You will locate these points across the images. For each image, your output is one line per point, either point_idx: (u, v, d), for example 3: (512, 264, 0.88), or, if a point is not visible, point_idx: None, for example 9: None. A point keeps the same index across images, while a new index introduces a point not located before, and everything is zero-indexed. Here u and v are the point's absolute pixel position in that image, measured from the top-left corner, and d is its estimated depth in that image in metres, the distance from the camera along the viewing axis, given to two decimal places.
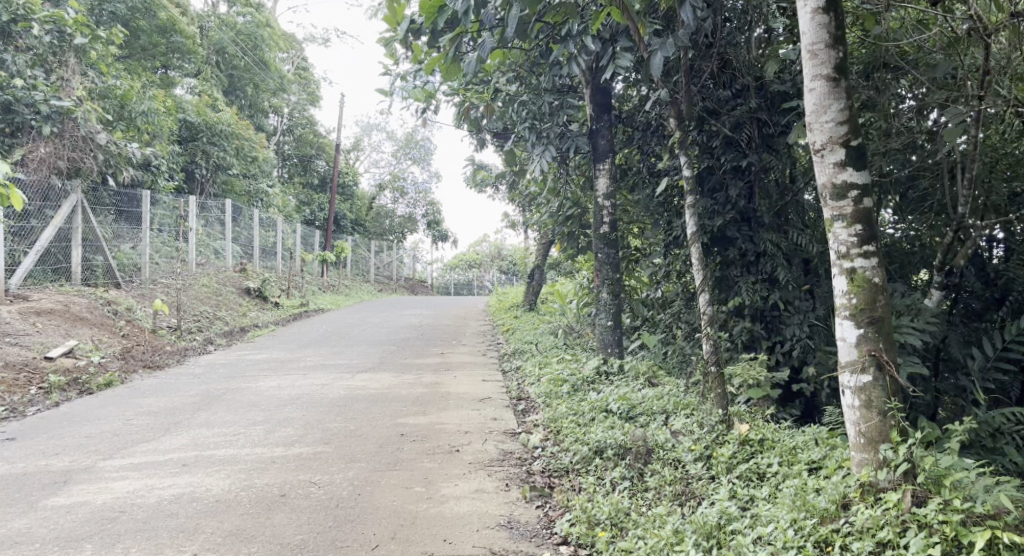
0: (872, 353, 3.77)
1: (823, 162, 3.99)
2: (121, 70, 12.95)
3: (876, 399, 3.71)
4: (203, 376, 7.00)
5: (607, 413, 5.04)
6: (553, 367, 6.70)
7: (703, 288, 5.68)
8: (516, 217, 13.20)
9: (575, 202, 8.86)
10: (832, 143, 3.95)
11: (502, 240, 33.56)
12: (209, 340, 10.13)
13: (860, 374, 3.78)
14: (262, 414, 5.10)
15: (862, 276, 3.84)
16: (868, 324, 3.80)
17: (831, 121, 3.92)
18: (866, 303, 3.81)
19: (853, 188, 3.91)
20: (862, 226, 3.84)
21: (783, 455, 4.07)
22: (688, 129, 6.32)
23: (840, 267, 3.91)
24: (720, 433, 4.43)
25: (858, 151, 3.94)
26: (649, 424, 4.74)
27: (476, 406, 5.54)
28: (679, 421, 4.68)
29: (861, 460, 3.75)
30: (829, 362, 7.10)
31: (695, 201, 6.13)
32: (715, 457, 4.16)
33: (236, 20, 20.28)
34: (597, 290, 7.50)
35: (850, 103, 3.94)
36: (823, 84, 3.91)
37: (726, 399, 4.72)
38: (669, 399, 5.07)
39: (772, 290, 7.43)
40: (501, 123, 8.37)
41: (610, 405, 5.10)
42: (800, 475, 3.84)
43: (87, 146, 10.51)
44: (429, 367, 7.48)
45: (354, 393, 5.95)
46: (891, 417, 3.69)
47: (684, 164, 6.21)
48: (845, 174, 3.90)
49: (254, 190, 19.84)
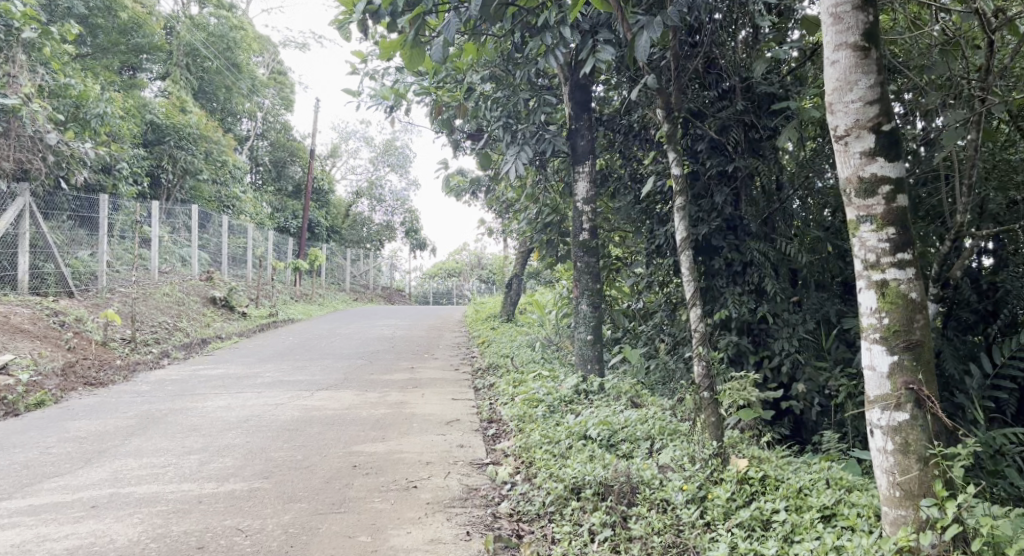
0: (909, 386, 3.35)
1: (848, 151, 3.59)
2: (78, 69, 12.37)
3: (915, 441, 3.31)
4: (148, 394, 6.44)
5: (585, 441, 4.57)
6: (528, 385, 6.23)
7: (692, 301, 5.26)
8: (494, 225, 12.73)
9: (554, 209, 8.42)
10: (860, 127, 3.53)
11: (483, 249, 33.11)
12: (165, 353, 9.55)
13: (895, 412, 3.35)
14: (199, 440, 4.57)
15: (896, 291, 3.43)
16: (904, 351, 3.37)
17: (858, 100, 3.51)
18: (902, 323, 3.40)
19: (886, 182, 3.49)
20: (896, 229, 3.43)
21: (790, 500, 3.64)
22: (675, 122, 5.75)
23: (869, 279, 3.50)
24: (713, 469, 3.99)
25: (890, 136, 3.51)
26: (633, 454, 4.30)
27: (442, 431, 5.04)
28: (665, 453, 4.23)
29: (896, 517, 3.33)
30: (820, 378, 6.70)
31: (684, 203, 5.59)
32: (711, 500, 3.72)
33: (207, 21, 19.71)
34: (576, 301, 6.90)
35: (882, 78, 3.52)
36: (850, 54, 3.49)
37: (720, 429, 4.29)
38: (654, 424, 4.64)
39: (760, 302, 7.11)
40: (474, 124, 7.91)
41: (590, 430, 4.63)
42: (814, 527, 3.42)
43: (35, 148, 10.04)
44: (396, 384, 6.98)
45: (309, 415, 5.42)
46: (933, 466, 3.29)
47: (674, 161, 5.70)
48: (874, 167, 3.52)
49: (223, 196, 19.20)
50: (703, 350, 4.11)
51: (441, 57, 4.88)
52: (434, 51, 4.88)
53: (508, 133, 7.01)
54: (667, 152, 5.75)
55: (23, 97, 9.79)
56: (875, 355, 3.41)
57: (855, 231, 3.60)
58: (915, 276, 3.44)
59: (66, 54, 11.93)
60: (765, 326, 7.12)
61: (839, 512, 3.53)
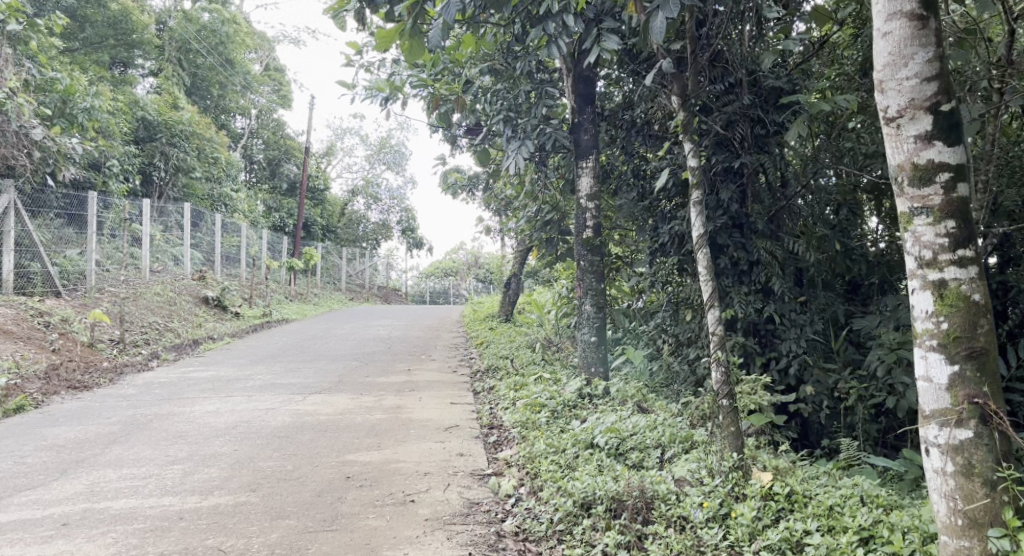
0: (972, 399, 3.14)
1: (900, 135, 3.34)
2: (66, 63, 12.09)
3: (980, 462, 3.12)
4: (133, 399, 6.20)
5: (592, 450, 4.34)
6: (529, 388, 6.00)
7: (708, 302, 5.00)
8: (492, 223, 12.50)
9: (555, 206, 8.19)
10: (914, 108, 3.28)
11: (479, 248, 32.88)
12: (154, 355, 9.30)
13: (957, 430, 3.15)
14: (183, 449, 4.34)
15: (957, 292, 3.20)
16: (966, 360, 3.16)
17: (913, 78, 3.25)
18: (963, 328, 3.17)
19: (944, 169, 3.24)
20: (956, 223, 3.19)
21: (821, 520, 3.41)
22: (693, 108, 5.66)
23: (925, 278, 3.26)
24: (735, 484, 3.76)
25: (949, 118, 3.25)
26: (645, 464, 4.08)
27: (440, 438, 4.81)
28: (681, 465, 4.00)
29: (959, 546, 3.16)
30: (829, 381, 6.58)
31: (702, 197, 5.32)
32: (733, 518, 3.49)
33: (200, 16, 19.40)
34: (579, 301, 6.65)
35: (940, 52, 3.26)
36: (905, 26, 3.23)
37: (739, 439, 4.07)
38: (664, 431, 4.43)
39: (766, 302, 6.91)
40: (472, 118, 7.67)
41: (597, 438, 4.40)
42: (850, 550, 3.19)
43: (20, 143, 9.76)
44: (392, 387, 6.74)
45: (301, 421, 5.18)
46: (1003, 492, 3.12)
47: (690, 151, 5.48)
48: (931, 152, 3.26)
49: (216, 194, 18.92)
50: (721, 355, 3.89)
51: (439, 39, 4.61)
52: (430, 34, 4.61)
53: (508, 127, 6.79)
54: (683, 142, 5.52)
55: (7, 91, 9.50)
56: (936, 366, 3.20)
57: (908, 225, 3.35)
58: (976, 275, 3.21)
59: (53, 48, 11.65)
60: (772, 327, 6.91)
61: (878, 535, 3.31)
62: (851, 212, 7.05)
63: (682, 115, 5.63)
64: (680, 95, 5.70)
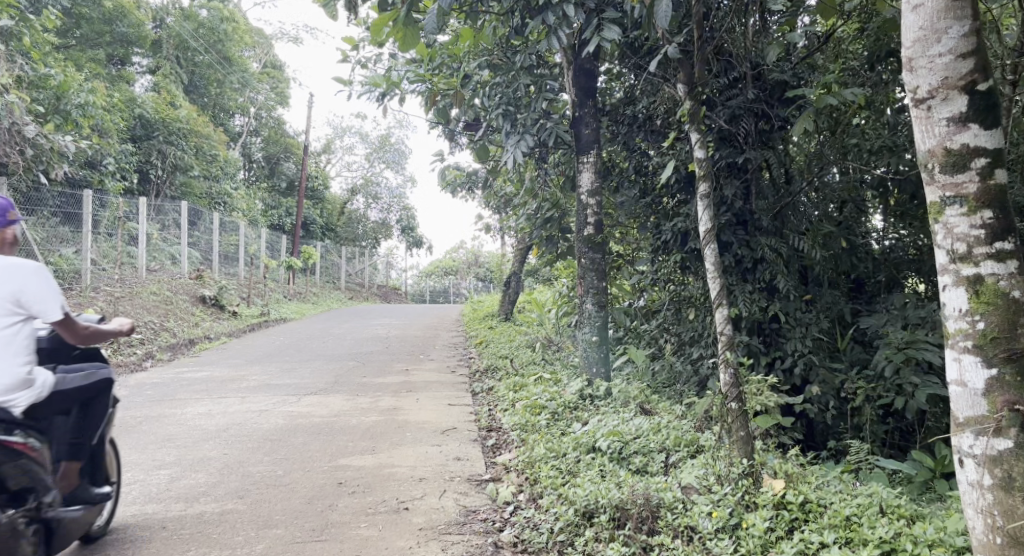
0: (1011, 405, 2.84)
1: (931, 117, 3.06)
2: (60, 60, 11.93)
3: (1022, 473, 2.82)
4: (124, 400, 6.06)
5: (593, 455, 4.20)
6: (529, 389, 5.85)
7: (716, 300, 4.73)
8: (492, 220, 12.35)
9: (555, 204, 8.05)
10: (947, 88, 3.00)
11: (479, 247, 32.74)
12: (149, 355, 9.15)
13: (995, 440, 2.86)
14: (171, 453, 4.20)
15: (995, 290, 2.93)
16: (1005, 364, 2.88)
17: (946, 54, 2.97)
18: (1002, 328, 2.90)
19: (980, 155, 2.96)
20: (993, 214, 2.92)
21: (839, 532, 3.21)
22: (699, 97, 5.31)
23: (959, 275, 3.01)
24: (745, 492, 3.60)
25: (986, 98, 2.96)
26: (650, 470, 3.93)
27: (437, 441, 4.67)
28: (688, 472, 3.85)
29: None
30: (835, 380, 6.43)
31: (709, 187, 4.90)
32: (744, 529, 3.32)
33: (197, 13, 19.24)
34: (580, 300, 6.46)
35: (976, 26, 2.97)
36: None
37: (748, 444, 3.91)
38: (668, 434, 4.29)
39: (771, 300, 6.77)
40: (471, 113, 7.52)
41: (599, 442, 4.27)
42: None
43: (13, 140, 9.60)
44: (389, 388, 6.60)
45: (294, 423, 5.04)
46: None
47: (697, 142, 5.11)
48: (966, 135, 2.98)
49: (214, 193, 18.78)
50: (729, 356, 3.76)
51: (435, 26, 4.40)
52: (427, 20, 4.40)
53: (508, 120, 6.62)
54: (690, 133, 5.17)
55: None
56: (970, 369, 2.95)
57: (939, 216, 3.09)
58: (1016, 271, 2.93)
59: (47, 44, 11.49)
60: (777, 326, 6.78)
61: (901, 547, 3.05)
62: (854, 209, 6.99)
63: (688, 104, 5.24)
64: (687, 82, 5.31)
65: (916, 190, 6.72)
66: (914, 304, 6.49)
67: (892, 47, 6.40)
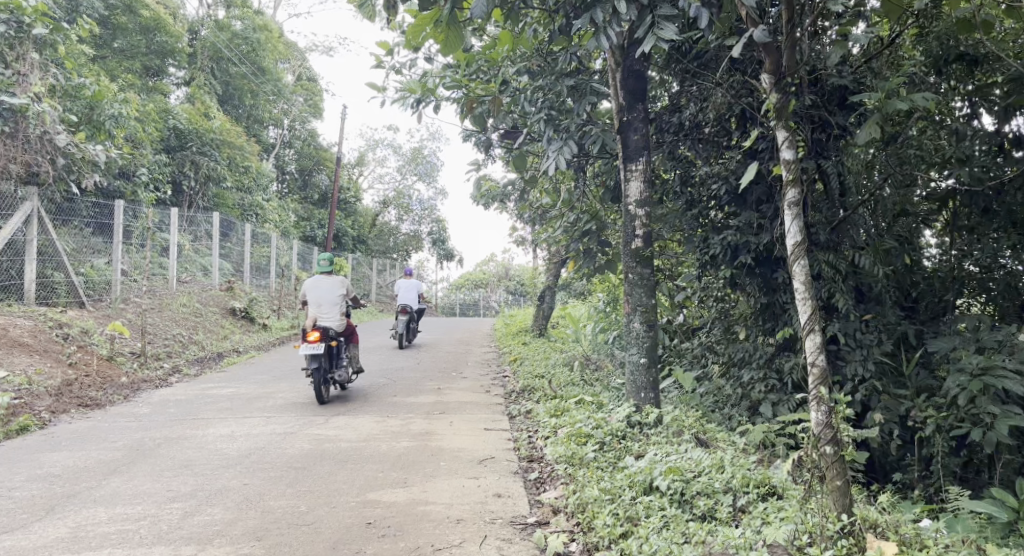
0: None
1: None
2: (95, 69, 11.84)
3: None
4: (146, 419, 5.78)
5: (651, 497, 3.79)
6: (571, 414, 5.45)
7: (807, 329, 3.98)
8: (526, 234, 11.99)
9: (593, 216, 7.59)
10: None
11: (510, 260, 32.49)
12: (175, 370, 8.92)
13: None
14: (187, 483, 3.88)
15: None
16: None
17: None
18: None
19: None
20: None
21: None
22: (788, 90, 4.38)
23: None
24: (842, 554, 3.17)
25: None
26: (721, 518, 3.51)
27: (474, 473, 4.30)
28: (770, 524, 3.41)
29: None
30: (900, 408, 5.96)
31: (799, 195, 4.14)
32: None
33: (232, 25, 19.30)
34: (626, 318, 6.01)
35: None
36: None
37: (843, 498, 3.45)
38: (735, 473, 3.86)
39: (830, 320, 6.34)
40: (509, 120, 7.18)
41: (657, 480, 3.85)
42: None
43: (44, 149, 9.40)
44: (421, 409, 6.25)
45: (321, 449, 4.70)
46: None
47: (783, 141, 4.26)
48: None
49: (247, 204, 18.70)
50: (823, 389, 3.38)
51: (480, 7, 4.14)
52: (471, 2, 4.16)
53: (550, 126, 6.25)
54: (776, 130, 4.31)
55: (31, 96, 9.18)
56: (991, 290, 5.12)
57: None
58: None
59: (82, 54, 11.41)
60: (835, 348, 6.33)
61: None
62: (919, 223, 6.41)
63: (772, 98, 4.37)
64: (773, 70, 4.42)
65: (989, 203, 6.16)
66: (988, 328, 5.95)
67: (963, 49, 5.97)
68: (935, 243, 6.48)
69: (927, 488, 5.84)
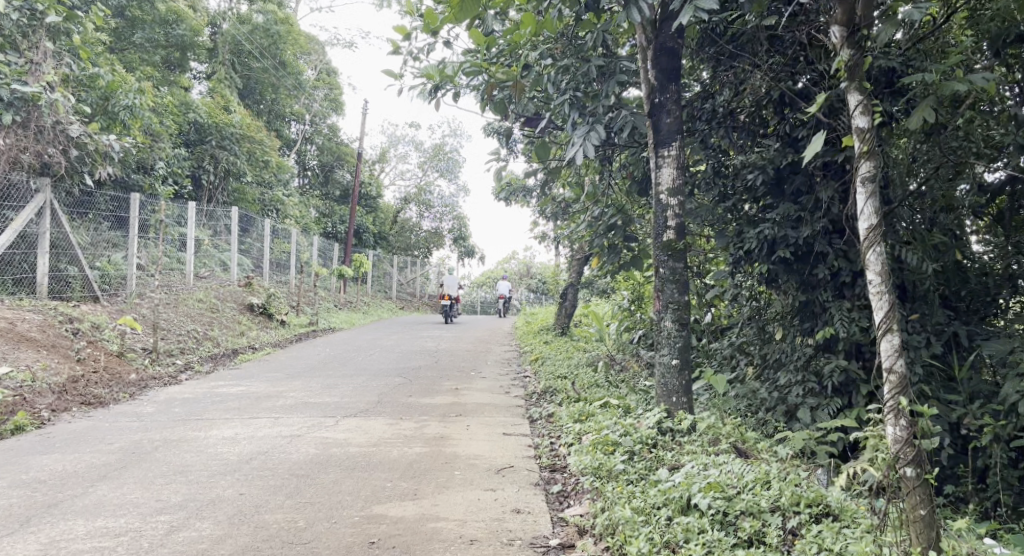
0: None
1: None
2: (111, 60, 11.62)
3: None
4: (148, 419, 5.49)
5: (688, 516, 3.41)
6: (596, 419, 5.08)
7: (882, 328, 3.50)
8: (547, 229, 11.64)
9: (619, 209, 7.16)
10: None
11: (531, 258, 32.16)
12: (188, 367, 8.68)
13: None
14: (178, 492, 3.58)
15: None
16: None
17: None
18: None
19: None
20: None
21: None
22: (860, 47, 3.94)
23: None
24: None
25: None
26: (771, 543, 3.12)
27: (491, 484, 3.96)
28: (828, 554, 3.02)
29: None
30: (950, 415, 5.54)
31: (875, 167, 3.66)
32: None
33: (254, 18, 19.10)
34: (657, 316, 5.62)
35: None
36: None
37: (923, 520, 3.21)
38: (784, 490, 3.47)
39: (873, 320, 5.93)
40: (532, 107, 6.81)
41: (696, 498, 3.47)
42: None
43: (57, 140, 9.18)
44: (437, 410, 5.92)
45: (327, 455, 4.38)
46: None
47: (857, 106, 3.75)
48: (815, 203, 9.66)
49: (268, 199, 18.50)
50: (901, 401, 3.19)
51: None
52: None
53: (575, 108, 5.91)
54: (848, 93, 3.82)
55: (44, 85, 8.95)
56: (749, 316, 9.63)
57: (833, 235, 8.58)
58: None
59: (98, 44, 11.20)
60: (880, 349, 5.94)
61: None
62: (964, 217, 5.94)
63: (844, 54, 3.89)
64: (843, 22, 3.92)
65: None
66: None
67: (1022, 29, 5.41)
68: (982, 240, 6.01)
69: (982, 502, 5.42)
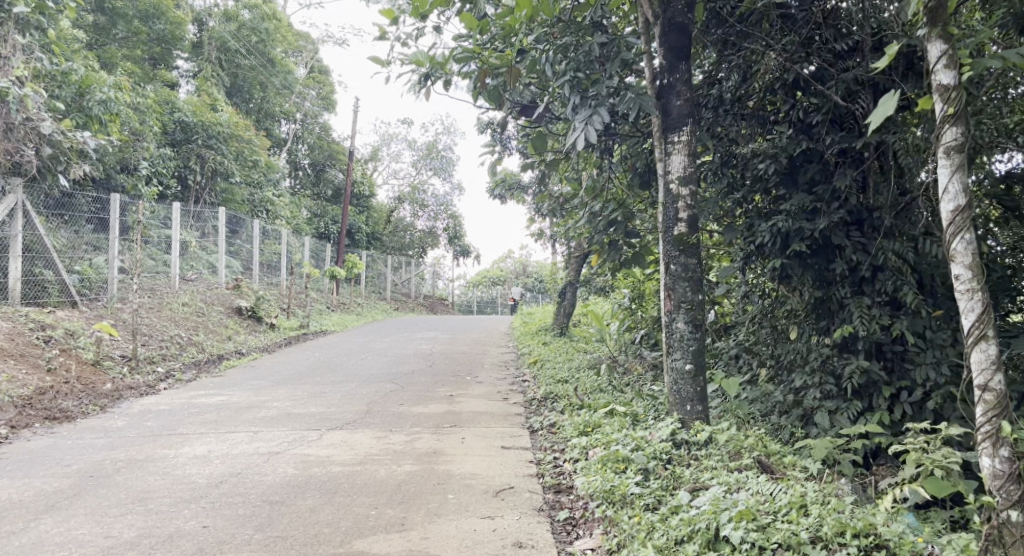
0: None
1: None
2: (86, 54, 11.13)
3: None
4: (117, 434, 5.07)
5: (719, 551, 3.06)
6: (603, 431, 4.67)
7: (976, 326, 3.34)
8: (545, 226, 11.21)
9: (621, 202, 6.76)
10: None
11: (527, 256, 31.74)
12: (169, 374, 8.25)
13: None
14: (133, 526, 3.22)
15: None
16: None
17: None
18: None
19: None
20: None
21: None
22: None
23: None
24: None
25: None
26: None
27: (492, 510, 3.57)
28: None
29: None
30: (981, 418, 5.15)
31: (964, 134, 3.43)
32: None
33: (240, 14, 18.58)
34: (669, 317, 5.19)
35: None
36: None
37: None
38: (825, 520, 3.10)
39: (896, 318, 5.55)
40: (528, 95, 6.37)
41: (727, 529, 3.11)
42: None
43: (28, 138, 8.71)
44: (429, 420, 5.51)
45: (307, 475, 3.98)
46: None
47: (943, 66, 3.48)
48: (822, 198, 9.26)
49: (257, 200, 17.96)
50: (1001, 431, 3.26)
51: None
52: None
53: (576, 91, 5.39)
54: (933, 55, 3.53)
55: (13, 79, 8.47)
56: None
57: None
58: None
59: (73, 39, 10.71)
60: (903, 349, 5.56)
61: None
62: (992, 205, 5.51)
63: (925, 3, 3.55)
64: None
65: None
66: None
67: None
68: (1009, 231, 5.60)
69: None
